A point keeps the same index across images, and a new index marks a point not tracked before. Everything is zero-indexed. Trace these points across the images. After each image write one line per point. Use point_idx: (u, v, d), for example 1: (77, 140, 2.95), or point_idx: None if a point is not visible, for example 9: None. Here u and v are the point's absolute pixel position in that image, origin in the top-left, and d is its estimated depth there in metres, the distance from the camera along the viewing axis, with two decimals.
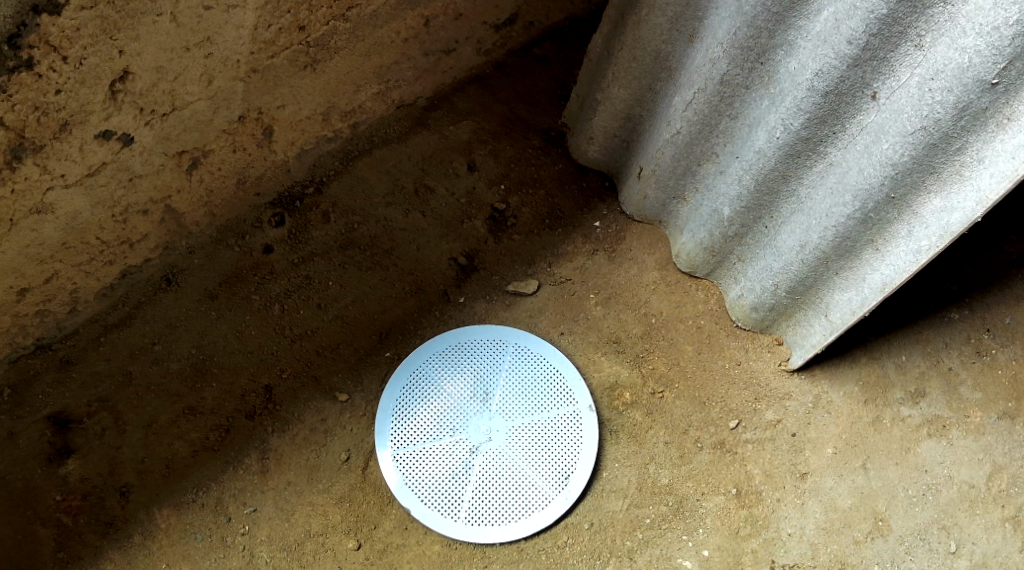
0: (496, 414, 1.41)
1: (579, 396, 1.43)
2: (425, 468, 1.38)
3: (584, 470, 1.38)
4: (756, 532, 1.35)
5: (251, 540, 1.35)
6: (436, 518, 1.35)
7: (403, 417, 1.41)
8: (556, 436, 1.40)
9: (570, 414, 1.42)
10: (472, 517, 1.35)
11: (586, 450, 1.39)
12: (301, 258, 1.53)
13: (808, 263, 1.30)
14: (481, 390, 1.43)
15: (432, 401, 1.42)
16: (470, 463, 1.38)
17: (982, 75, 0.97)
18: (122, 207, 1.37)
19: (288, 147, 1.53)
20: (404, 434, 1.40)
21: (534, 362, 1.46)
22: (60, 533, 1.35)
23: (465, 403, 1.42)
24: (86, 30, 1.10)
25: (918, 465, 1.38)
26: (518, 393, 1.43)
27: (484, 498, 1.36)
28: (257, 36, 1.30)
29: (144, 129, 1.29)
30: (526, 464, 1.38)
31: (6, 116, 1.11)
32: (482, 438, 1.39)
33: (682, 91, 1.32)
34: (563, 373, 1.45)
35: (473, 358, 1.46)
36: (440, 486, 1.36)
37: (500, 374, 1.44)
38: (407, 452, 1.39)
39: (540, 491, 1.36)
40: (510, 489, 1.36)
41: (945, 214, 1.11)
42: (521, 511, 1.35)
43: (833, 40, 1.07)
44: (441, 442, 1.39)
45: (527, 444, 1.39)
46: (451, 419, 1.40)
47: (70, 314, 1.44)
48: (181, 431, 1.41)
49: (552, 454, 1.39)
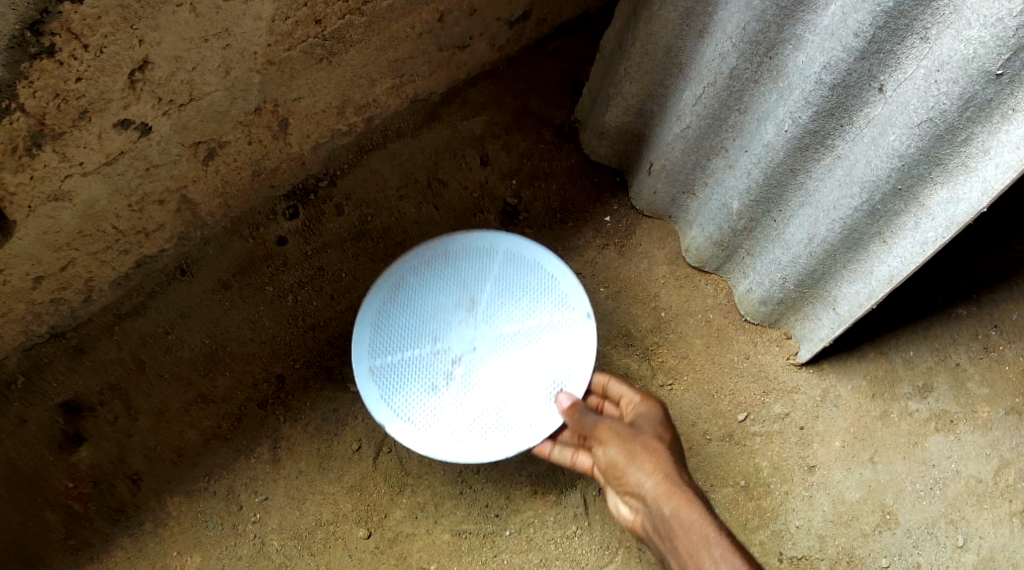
0: (481, 326, 1.35)
1: (575, 304, 1.36)
2: (407, 394, 1.33)
3: (577, 379, 1.32)
4: (765, 523, 1.38)
5: (262, 528, 1.39)
6: (418, 440, 1.31)
7: (385, 295, 1.37)
8: (548, 348, 1.34)
9: (565, 320, 1.35)
10: (452, 440, 1.31)
11: (580, 363, 1.33)
12: (314, 249, 1.54)
13: (816, 256, 1.31)
14: (467, 292, 1.37)
15: (410, 301, 1.37)
16: (452, 377, 1.34)
17: (987, 66, 0.98)
18: (138, 197, 1.39)
19: (303, 139, 1.53)
20: (382, 348, 1.35)
21: (527, 263, 1.38)
22: (68, 518, 1.37)
23: (450, 305, 1.37)
24: (107, 18, 1.12)
25: (925, 459, 1.39)
26: (505, 293, 1.37)
27: (467, 429, 1.32)
28: (274, 28, 1.31)
29: (162, 118, 1.31)
30: (513, 392, 1.33)
31: (28, 102, 1.13)
32: (466, 342, 1.35)
33: (690, 86, 1.34)
34: (558, 279, 1.37)
35: (464, 252, 1.39)
36: (420, 416, 1.32)
37: (488, 276, 1.38)
38: (386, 361, 1.34)
39: (528, 414, 1.32)
40: (492, 427, 1.32)
41: (952, 205, 1.12)
42: (506, 433, 1.31)
43: (841, 33, 1.08)
44: (422, 341, 1.36)
45: (515, 358, 1.34)
46: (432, 309, 1.37)
47: (84, 303, 1.45)
48: (193, 418, 1.43)
49: (542, 371, 1.33)
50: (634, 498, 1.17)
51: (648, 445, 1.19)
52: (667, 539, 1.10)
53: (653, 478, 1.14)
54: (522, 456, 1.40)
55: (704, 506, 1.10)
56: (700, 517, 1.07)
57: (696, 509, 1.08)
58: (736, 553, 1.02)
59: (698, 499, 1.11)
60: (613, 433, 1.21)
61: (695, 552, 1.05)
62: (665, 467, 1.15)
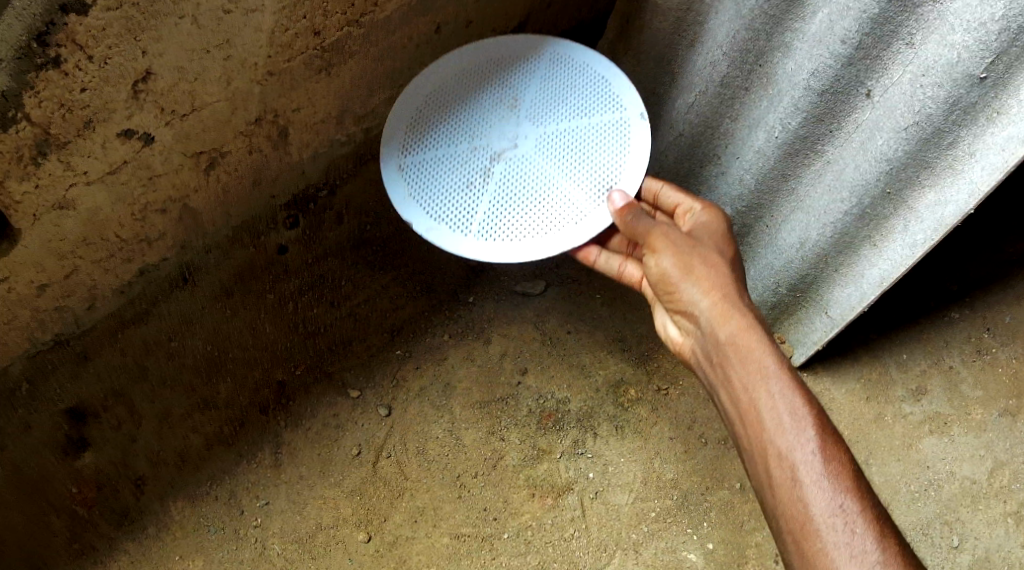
0: (524, 121, 1.32)
1: (629, 104, 1.29)
2: (440, 192, 1.29)
3: (630, 179, 1.25)
4: (761, 525, 1.38)
5: (264, 532, 1.39)
6: (446, 235, 1.27)
7: (417, 138, 1.33)
8: (601, 149, 1.28)
9: (619, 121, 1.28)
10: (485, 233, 1.27)
11: (633, 162, 1.26)
12: (315, 258, 1.57)
13: (809, 259, 1.33)
14: (508, 96, 1.33)
15: (453, 128, 1.33)
16: (491, 170, 1.30)
17: (972, 69, 1.01)
18: (142, 205, 1.41)
19: (302, 148, 1.56)
20: (415, 179, 1.31)
21: (577, 79, 1.33)
22: (74, 523, 1.39)
23: (492, 119, 1.32)
24: (111, 30, 1.14)
25: (919, 461, 1.40)
26: (549, 108, 1.32)
27: (503, 201, 1.28)
28: (274, 39, 1.34)
29: (164, 128, 1.33)
30: (554, 167, 1.28)
31: (33, 112, 1.16)
32: (507, 144, 1.31)
33: (684, 94, 1.37)
34: (610, 82, 1.31)
35: (506, 91, 1.34)
36: (454, 197, 1.29)
37: (532, 99, 1.33)
38: (416, 161, 1.31)
39: (576, 205, 1.26)
40: (529, 205, 1.27)
41: (940, 208, 1.14)
42: (547, 229, 1.25)
43: (827, 40, 1.11)
44: (460, 150, 1.31)
45: (561, 167, 1.28)
46: (474, 122, 1.33)
47: (88, 310, 1.47)
48: (195, 424, 1.45)
49: (592, 162, 1.27)
50: (685, 315, 1.10)
51: (707, 258, 1.09)
52: (720, 369, 1.04)
53: (709, 297, 1.06)
54: (520, 459, 1.42)
55: (764, 329, 1.03)
56: (760, 347, 1.01)
57: (755, 339, 1.02)
58: (797, 391, 0.98)
59: (757, 323, 1.03)
60: (668, 241, 1.12)
61: (752, 389, 1.00)
62: (723, 286, 1.06)
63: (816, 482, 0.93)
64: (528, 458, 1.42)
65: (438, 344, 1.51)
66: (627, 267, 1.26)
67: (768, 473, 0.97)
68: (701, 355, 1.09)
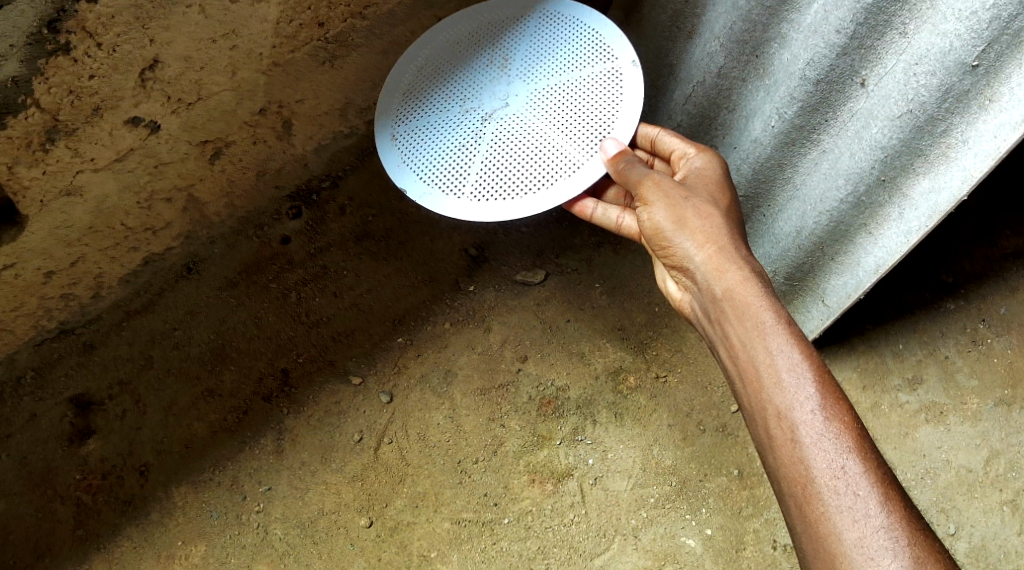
0: (516, 80, 1.34)
1: (619, 53, 1.31)
2: (432, 158, 1.31)
3: (624, 129, 1.27)
4: (759, 512, 1.39)
5: (267, 517, 1.41)
6: (438, 198, 1.29)
7: (413, 108, 1.35)
8: (593, 99, 1.29)
9: (609, 71, 1.30)
10: (477, 193, 1.28)
11: (626, 110, 1.27)
12: (318, 249, 1.58)
13: (805, 247, 1.35)
14: (500, 58, 1.36)
15: (446, 95, 1.35)
16: (483, 131, 1.31)
17: (964, 58, 1.02)
18: (148, 193, 1.43)
19: (307, 141, 1.58)
20: (409, 148, 1.33)
21: (569, 32, 1.35)
22: (79, 511, 1.41)
23: (484, 81, 1.35)
24: (120, 18, 1.16)
25: (916, 449, 1.42)
26: (540, 63, 1.34)
27: (495, 160, 1.29)
28: (280, 30, 1.36)
29: (171, 116, 1.35)
30: (547, 122, 1.30)
31: (43, 98, 1.18)
32: (498, 105, 1.32)
33: (683, 84, 1.42)
34: (601, 35, 1.33)
35: (499, 51, 1.36)
36: (448, 159, 1.31)
37: (523, 56, 1.35)
38: (409, 133, 1.34)
39: (569, 157, 1.27)
40: (523, 159, 1.28)
41: (934, 195, 1.14)
42: (540, 182, 1.27)
43: (823, 31, 1.13)
44: (453, 115, 1.33)
45: (554, 121, 1.30)
46: (467, 84, 1.35)
47: (94, 299, 1.51)
48: (199, 412, 1.47)
49: (585, 115, 1.29)
50: (682, 270, 1.11)
51: (701, 210, 1.10)
52: (719, 326, 1.06)
53: (704, 250, 1.07)
54: (521, 446, 1.44)
55: (762, 282, 1.04)
56: (757, 303, 1.02)
57: (752, 293, 1.03)
58: (796, 348, 0.98)
59: (754, 276, 1.04)
60: (660, 192, 1.13)
61: (750, 346, 1.01)
62: (717, 238, 1.08)
63: (817, 441, 0.93)
64: (529, 444, 1.44)
65: (440, 333, 1.52)
66: (624, 219, 1.25)
67: (769, 434, 0.98)
68: (701, 311, 1.10)
